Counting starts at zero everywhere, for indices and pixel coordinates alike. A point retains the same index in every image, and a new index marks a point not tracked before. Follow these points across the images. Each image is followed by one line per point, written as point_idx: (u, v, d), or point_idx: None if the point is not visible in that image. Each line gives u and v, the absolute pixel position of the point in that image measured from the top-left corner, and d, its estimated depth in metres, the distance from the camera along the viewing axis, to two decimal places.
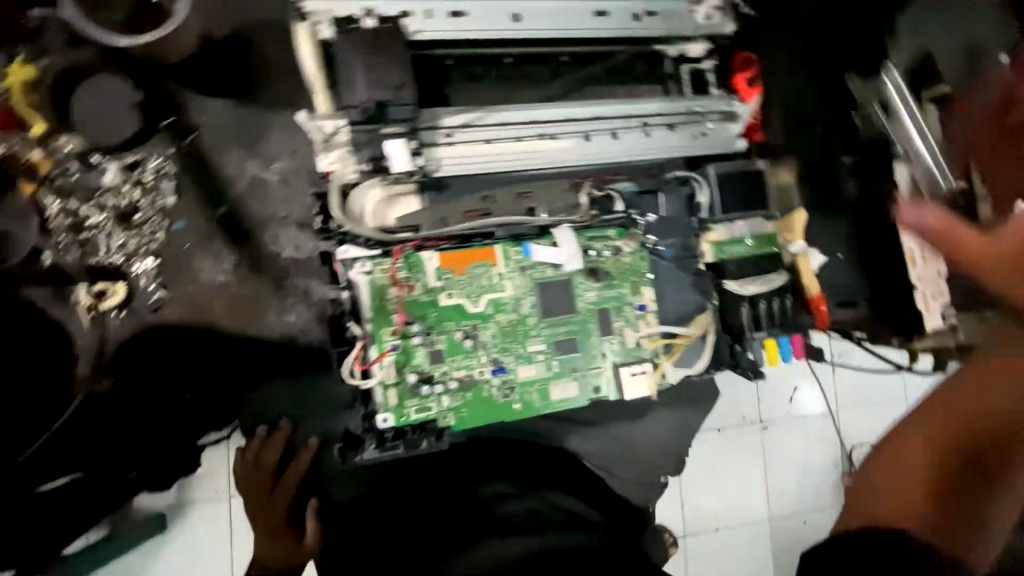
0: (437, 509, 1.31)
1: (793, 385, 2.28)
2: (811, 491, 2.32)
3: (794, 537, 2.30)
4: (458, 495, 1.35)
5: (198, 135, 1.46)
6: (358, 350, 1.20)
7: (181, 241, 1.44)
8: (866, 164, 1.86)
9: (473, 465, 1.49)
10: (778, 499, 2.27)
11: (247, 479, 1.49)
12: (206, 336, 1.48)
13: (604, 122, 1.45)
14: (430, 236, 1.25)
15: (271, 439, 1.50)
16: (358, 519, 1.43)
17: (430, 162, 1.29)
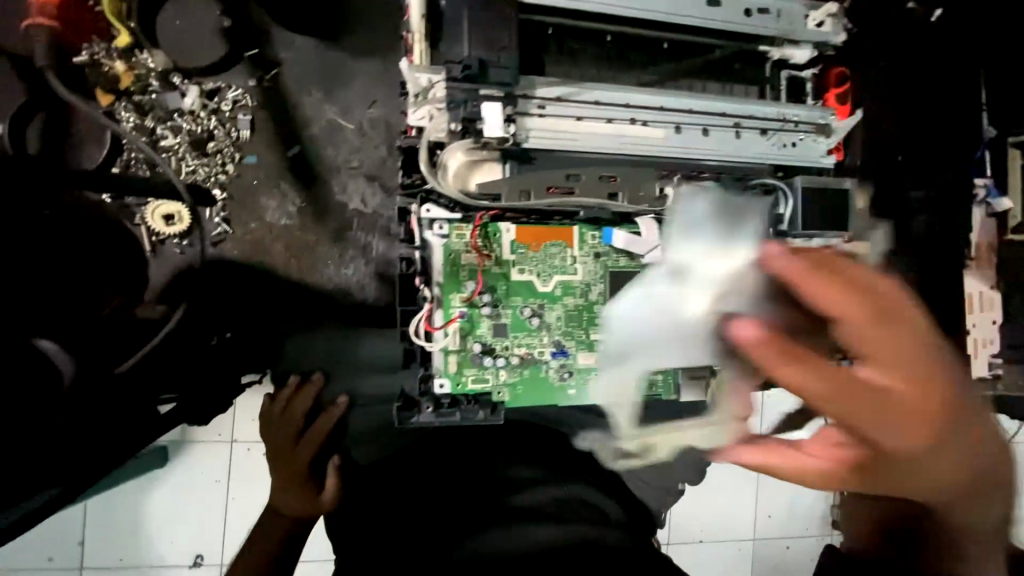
0: (466, 486, 1.30)
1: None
2: (800, 517, 2.31)
3: (777, 560, 2.30)
4: (489, 476, 1.33)
5: (281, 71, 1.43)
6: (427, 310, 1.17)
7: (250, 176, 1.42)
8: (936, 201, 1.84)
9: (503, 445, 1.46)
10: (765, 520, 2.26)
11: (274, 426, 1.50)
12: (260, 277, 1.46)
13: (698, 117, 1.39)
14: (511, 207, 1.21)
15: (303, 392, 1.49)
16: (381, 483, 1.41)
17: (521, 132, 1.25)
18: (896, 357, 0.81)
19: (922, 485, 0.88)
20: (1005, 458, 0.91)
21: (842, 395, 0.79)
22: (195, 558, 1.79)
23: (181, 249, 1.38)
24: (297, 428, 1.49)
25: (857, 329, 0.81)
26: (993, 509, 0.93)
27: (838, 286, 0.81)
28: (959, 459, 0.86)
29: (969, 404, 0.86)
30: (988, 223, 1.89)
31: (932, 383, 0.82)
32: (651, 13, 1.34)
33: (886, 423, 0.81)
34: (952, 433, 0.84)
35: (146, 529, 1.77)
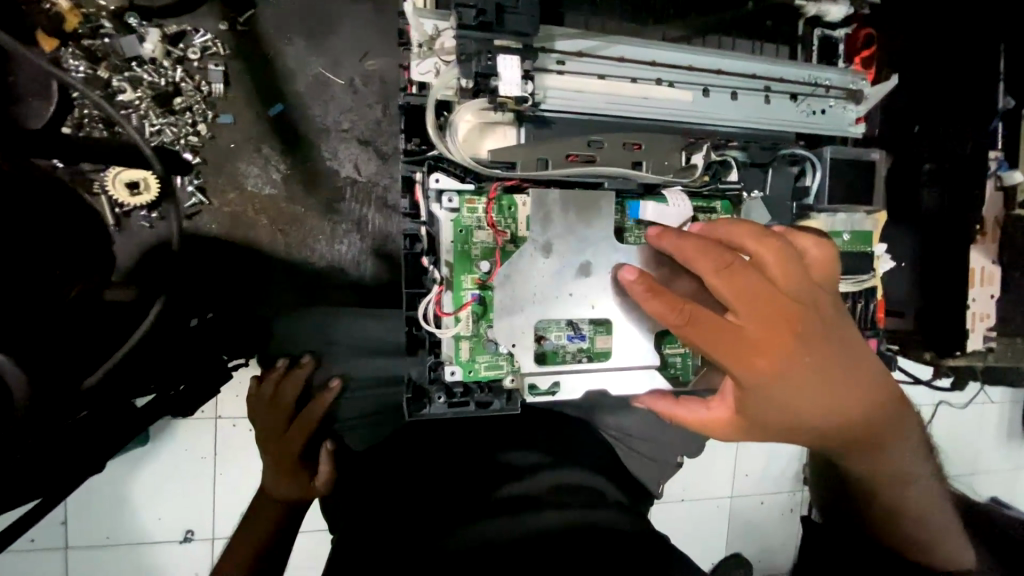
0: (465, 473, 1.23)
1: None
2: (776, 476, 2.37)
3: (753, 518, 2.35)
4: (490, 463, 1.27)
5: (257, 13, 1.24)
6: (436, 292, 1.06)
7: (226, 138, 1.24)
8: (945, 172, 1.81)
9: (506, 429, 1.38)
10: (743, 479, 2.32)
11: (262, 411, 1.40)
12: (243, 254, 1.31)
13: (723, 78, 1.29)
14: (530, 177, 1.07)
15: (290, 377, 1.36)
16: (374, 468, 1.30)
17: (539, 92, 1.12)
18: (759, 305, 0.96)
19: (802, 422, 1.03)
20: (877, 395, 1.08)
21: (696, 331, 0.95)
22: (185, 533, 1.71)
23: (151, 222, 1.23)
24: (288, 412, 1.38)
25: (723, 281, 0.96)
26: (869, 441, 1.12)
27: (702, 244, 0.97)
28: (824, 393, 1.02)
29: (827, 346, 1.02)
30: (996, 194, 1.86)
31: (789, 330, 0.97)
32: None
33: (739, 359, 0.96)
34: (801, 370, 0.98)
35: (132, 505, 1.67)
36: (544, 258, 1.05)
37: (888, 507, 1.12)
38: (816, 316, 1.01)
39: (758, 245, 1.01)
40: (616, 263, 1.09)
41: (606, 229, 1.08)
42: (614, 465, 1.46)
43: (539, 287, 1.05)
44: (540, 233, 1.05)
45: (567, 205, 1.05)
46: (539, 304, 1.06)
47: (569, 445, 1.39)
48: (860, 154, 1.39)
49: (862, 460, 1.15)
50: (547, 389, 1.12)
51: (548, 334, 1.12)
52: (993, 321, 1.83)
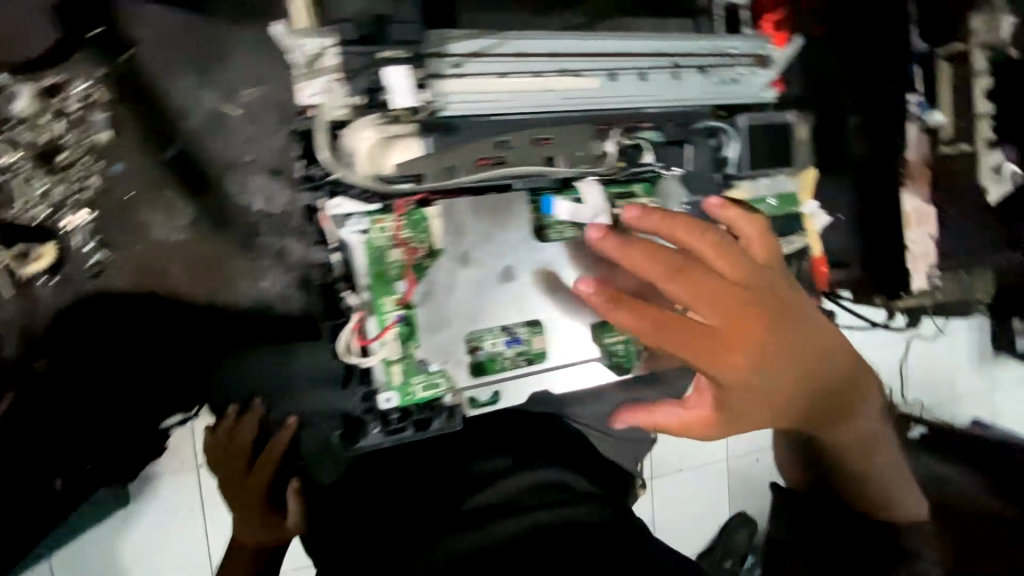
0: (423, 492, 1.12)
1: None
2: None
3: None
4: (451, 476, 1.15)
5: (136, 51, 1.17)
6: (355, 321, 1.03)
7: (122, 189, 1.18)
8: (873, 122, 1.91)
9: (473, 439, 1.26)
10: None
11: (211, 462, 1.24)
12: (162, 304, 1.25)
13: (630, 60, 1.27)
14: (439, 189, 1.04)
15: (245, 421, 1.27)
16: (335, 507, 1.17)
17: (437, 98, 1.08)
18: (714, 297, 0.97)
19: (781, 405, 1.10)
20: (831, 358, 1.16)
21: (664, 335, 0.95)
22: None
23: (54, 288, 1.17)
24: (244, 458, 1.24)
25: (683, 284, 0.96)
26: (840, 405, 1.20)
27: (657, 251, 0.95)
28: (787, 373, 1.07)
29: (785, 327, 1.05)
30: (922, 137, 1.93)
31: (748, 320, 1.00)
32: None
33: (709, 355, 0.98)
34: (762, 352, 1.02)
35: None
36: (462, 268, 1.02)
37: (849, 467, 1.28)
38: (771, 302, 1.04)
39: (699, 236, 1.01)
40: (539, 263, 1.09)
41: (524, 230, 1.07)
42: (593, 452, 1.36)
43: (461, 298, 1.03)
44: (455, 244, 1.02)
45: (479, 212, 1.03)
46: (464, 315, 1.04)
47: (547, 441, 1.28)
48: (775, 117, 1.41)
49: (834, 425, 1.20)
50: (488, 399, 1.10)
51: (482, 343, 1.09)
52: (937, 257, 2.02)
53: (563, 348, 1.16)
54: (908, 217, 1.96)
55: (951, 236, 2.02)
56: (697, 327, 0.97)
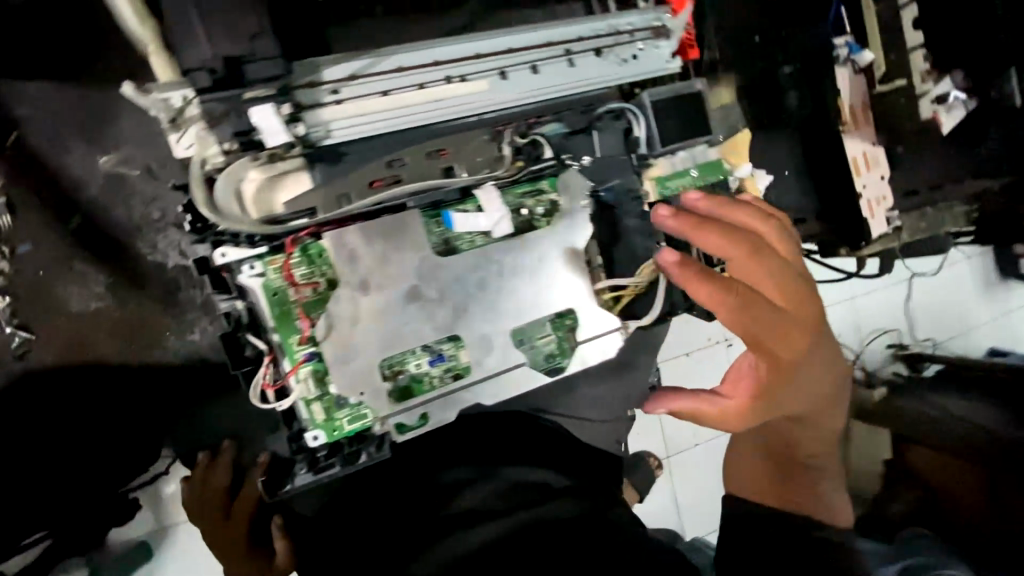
0: (387, 510, 1.07)
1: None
2: None
3: None
4: (412, 491, 1.09)
5: (21, 132, 1.17)
6: (268, 368, 1.02)
7: (32, 268, 1.19)
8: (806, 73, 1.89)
9: (435, 453, 1.22)
10: None
11: (198, 512, 1.25)
12: (92, 374, 1.25)
13: (518, 55, 1.24)
14: (330, 221, 1.03)
15: (217, 467, 1.27)
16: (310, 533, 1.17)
17: (318, 129, 1.07)
18: (773, 277, 1.14)
19: (795, 385, 1.17)
20: (836, 360, 1.28)
21: (736, 302, 1.08)
22: None
23: None
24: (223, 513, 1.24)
25: (750, 263, 1.13)
26: (829, 402, 1.30)
27: (727, 234, 1.13)
28: (812, 361, 1.19)
29: (817, 315, 1.19)
30: (857, 79, 1.91)
31: (794, 304, 1.15)
32: None
33: (772, 324, 1.10)
34: (811, 331, 1.18)
35: None
36: (363, 296, 1.00)
37: (801, 457, 1.35)
38: (813, 293, 1.19)
39: (771, 233, 1.21)
40: (446, 278, 1.06)
41: (421, 246, 1.04)
42: (565, 447, 1.34)
43: (367, 326, 1.01)
44: (352, 273, 1.00)
45: (369, 235, 1.00)
46: (375, 343, 1.02)
47: (518, 442, 1.27)
48: (686, 87, 1.36)
49: (831, 423, 1.35)
50: (417, 422, 1.07)
51: (406, 367, 1.07)
52: (893, 198, 1.99)
53: (489, 359, 1.10)
54: (862, 160, 1.93)
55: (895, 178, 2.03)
56: (758, 304, 1.10)
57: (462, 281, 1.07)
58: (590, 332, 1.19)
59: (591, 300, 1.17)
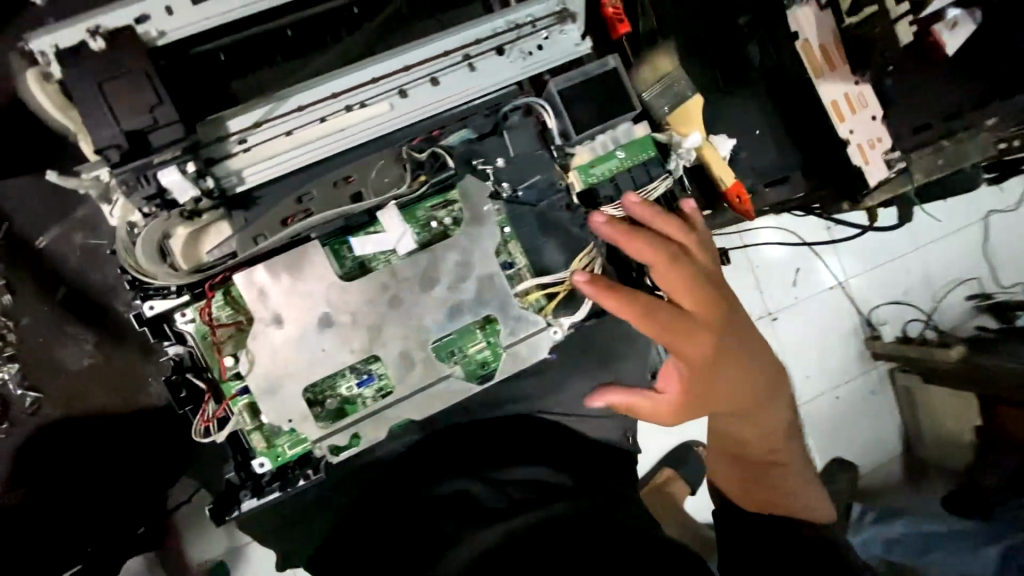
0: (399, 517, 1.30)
1: (792, 269, 2.42)
2: (834, 362, 2.50)
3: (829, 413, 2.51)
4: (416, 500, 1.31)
5: (10, 221, 1.36)
6: (210, 408, 1.10)
7: (32, 336, 1.38)
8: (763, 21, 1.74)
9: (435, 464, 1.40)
10: (804, 378, 2.47)
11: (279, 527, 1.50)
12: (91, 423, 1.42)
13: (413, 71, 1.23)
14: (236, 265, 1.08)
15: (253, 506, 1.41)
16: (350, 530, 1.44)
17: (230, 178, 1.15)
18: (687, 287, 1.23)
19: (723, 383, 1.26)
20: (767, 364, 1.33)
21: (646, 312, 1.18)
22: None
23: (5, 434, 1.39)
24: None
25: (665, 277, 1.23)
26: (770, 398, 1.34)
27: (645, 247, 1.21)
28: (737, 364, 1.27)
29: (734, 321, 1.28)
30: (822, 17, 1.72)
31: (707, 311, 1.25)
32: None
33: (683, 330, 1.20)
34: (730, 334, 1.27)
35: None
36: (279, 329, 1.07)
37: (760, 457, 1.39)
38: (728, 298, 1.29)
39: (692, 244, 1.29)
40: (356, 301, 1.10)
41: (325, 273, 1.08)
42: (565, 442, 1.52)
43: (287, 356, 1.07)
44: (265, 308, 1.07)
45: (274, 272, 1.06)
46: (295, 371, 1.07)
47: (522, 445, 1.47)
48: (596, 67, 1.30)
49: (782, 417, 1.38)
50: (351, 442, 1.12)
51: (335, 390, 1.13)
52: (890, 140, 1.77)
53: (411, 376, 1.12)
54: (845, 102, 1.73)
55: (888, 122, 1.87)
56: (670, 312, 1.20)
57: (372, 302, 1.10)
58: (517, 334, 1.16)
59: (513, 305, 1.15)
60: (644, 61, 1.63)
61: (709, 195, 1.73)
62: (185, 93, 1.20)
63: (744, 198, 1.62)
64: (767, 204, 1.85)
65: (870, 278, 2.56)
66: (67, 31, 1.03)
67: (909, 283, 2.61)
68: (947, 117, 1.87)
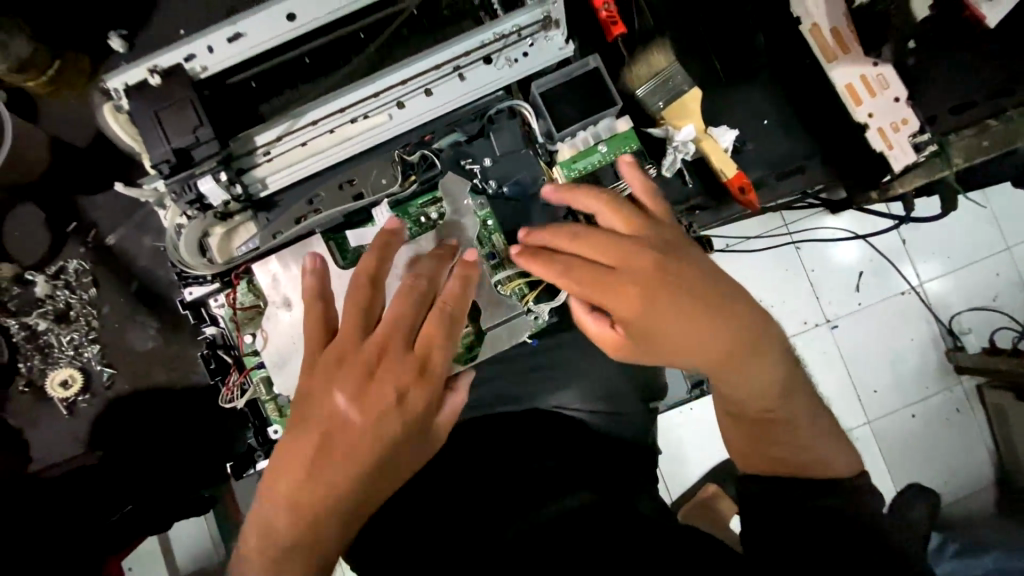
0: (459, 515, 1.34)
1: (856, 272, 2.40)
2: (911, 377, 2.41)
3: (905, 432, 2.41)
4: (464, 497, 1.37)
5: (97, 229, 1.74)
6: (234, 377, 1.32)
7: (113, 321, 1.72)
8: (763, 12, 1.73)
9: (470, 456, 1.47)
10: (873, 397, 2.40)
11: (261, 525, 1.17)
12: (152, 395, 1.72)
13: (409, 84, 1.33)
14: (252, 257, 1.30)
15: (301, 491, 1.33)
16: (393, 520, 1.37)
17: (255, 185, 1.34)
18: (606, 250, 1.21)
19: (669, 340, 1.19)
20: (729, 303, 1.21)
21: (566, 280, 1.21)
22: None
23: (89, 402, 1.71)
24: (320, 312, 1.16)
25: (577, 243, 1.22)
26: (740, 357, 1.23)
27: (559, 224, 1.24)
28: (679, 310, 1.18)
29: (665, 264, 1.19)
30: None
31: (628, 263, 1.20)
32: (325, 18, 1.32)
33: (606, 290, 1.19)
34: (666, 287, 1.18)
35: None
36: (287, 312, 1.25)
37: (760, 412, 1.32)
38: (660, 250, 1.21)
39: (614, 209, 1.25)
40: None
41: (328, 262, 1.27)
42: (580, 438, 1.54)
43: (293, 334, 1.25)
44: (276, 292, 1.25)
45: (286, 263, 1.26)
46: (297, 347, 1.24)
47: (538, 442, 1.50)
48: (577, 69, 1.38)
49: (770, 380, 1.27)
50: None
51: None
52: (919, 121, 1.64)
53: None
54: (862, 85, 1.64)
55: (920, 102, 1.75)
56: (591, 275, 1.19)
57: None
58: (495, 317, 1.28)
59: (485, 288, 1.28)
60: (639, 59, 1.63)
61: (715, 190, 1.71)
62: (222, 116, 1.41)
63: (746, 187, 1.58)
64: (781, 195, 1.77)
65: (948, 281, 2.44)
66: (131, 71, 1.28)
67: (998, 288, 2.44)
68: (991, 94, 1.72)
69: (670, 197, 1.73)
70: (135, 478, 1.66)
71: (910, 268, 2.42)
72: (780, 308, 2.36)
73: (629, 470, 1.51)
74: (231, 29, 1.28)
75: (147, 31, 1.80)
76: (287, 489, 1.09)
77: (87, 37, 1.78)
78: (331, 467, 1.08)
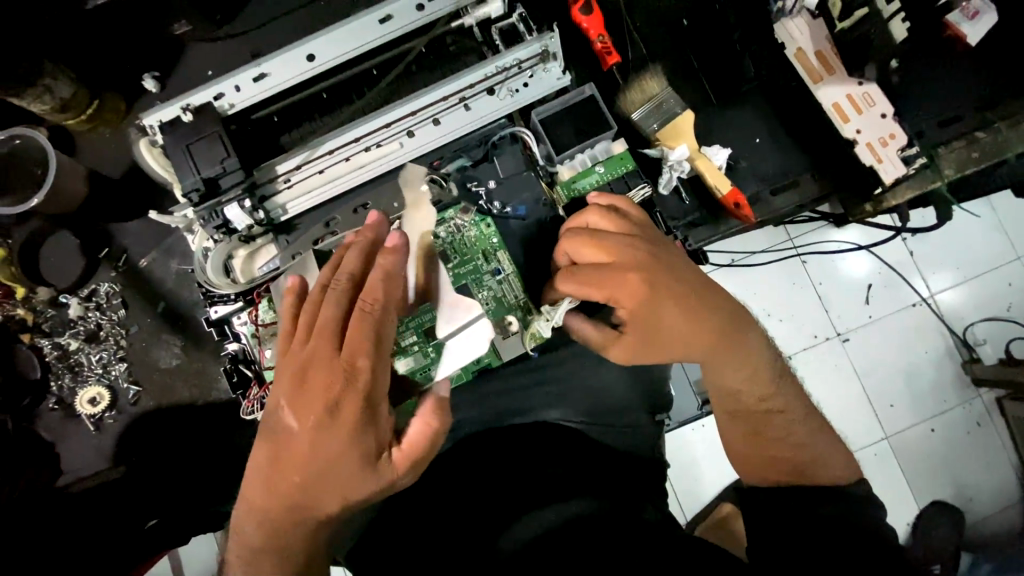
0: (467, 526, 1.38)
1: (865, 285, 2.42)
2: (924, 387, 2.41)
3: (920, 444, 2.38)
4: (471, 508, 1.41)
5: (127, 254, 1.85)
6: (255, 390, 1.42)
7: (139, 341, 1.82)
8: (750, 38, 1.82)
9: (477, 466, 1.51)
10: (885, 409, 2.39)
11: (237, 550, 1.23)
12: (173, 412, 1.80)
13: (418, 114, 1.43)
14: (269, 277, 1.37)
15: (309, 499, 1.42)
16: (403, 531, 1.41)
17: (277, 209, 1.43)
18: (612, 254, 1.27)
19: (678, 334, 1.28)
20: (700, 287, 1.29)
21: (586, 288, 1.27)
22: None
23: (114, 419, 1.79)
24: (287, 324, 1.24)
25: (586, 251, 1.29)
26: (726, 346, 1.31)
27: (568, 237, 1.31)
28: (677, 298, 1.26)
29: (660, 260, 1.27)
30: (816, 25, 1.75)
31: (628, 261, 1.26)
32: (341, 57, 1.45)
33: (621, 291, 1.25)
34: (669, 282, 1.26)
35: None
36: None
37: (761, 410, 1.38)
38: (656, 246, 1.30)
39: (609, 217, 1.32)
40: None
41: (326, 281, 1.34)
42: (585, 451, 1.56)
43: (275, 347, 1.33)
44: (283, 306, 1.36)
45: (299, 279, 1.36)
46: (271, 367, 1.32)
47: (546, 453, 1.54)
48: (577, 95, 1.48)
49: (765, 383, 1.37)
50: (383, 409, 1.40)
51: None
52: (907, 135, 1.70)
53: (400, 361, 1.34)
54: (849, 103, 1.72)
55: (908, 118, 1.81)
56: (605, 278, 1.25)
57: None
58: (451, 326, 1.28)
59: (442, 287, 1.29)
60: (631, 84, 1.74)
61: (711, 206, 1.78)
62: (248, 149, 1.54)
63: (741, 203, 1.64)
64: (777, 211, 1.83)
65: (956, 291, 2.45)
66: (167, 109, 1.41)
67: (1007, 297, 2.44)
68: (977, 109, 1.79)
69: (666, 212, 1.80)
70: (158, 491, 1.74)
71: (920, 281, 2.44)
72: (784, 321, 2.39)
73: (635, 480, 1.53)
74: (257, 70, 1.43)
75: (178, 73, 1.95)
76: (260, 493, 1.19)
77: (124, 79, 1.94)
78: (290, 472, 1.16)
